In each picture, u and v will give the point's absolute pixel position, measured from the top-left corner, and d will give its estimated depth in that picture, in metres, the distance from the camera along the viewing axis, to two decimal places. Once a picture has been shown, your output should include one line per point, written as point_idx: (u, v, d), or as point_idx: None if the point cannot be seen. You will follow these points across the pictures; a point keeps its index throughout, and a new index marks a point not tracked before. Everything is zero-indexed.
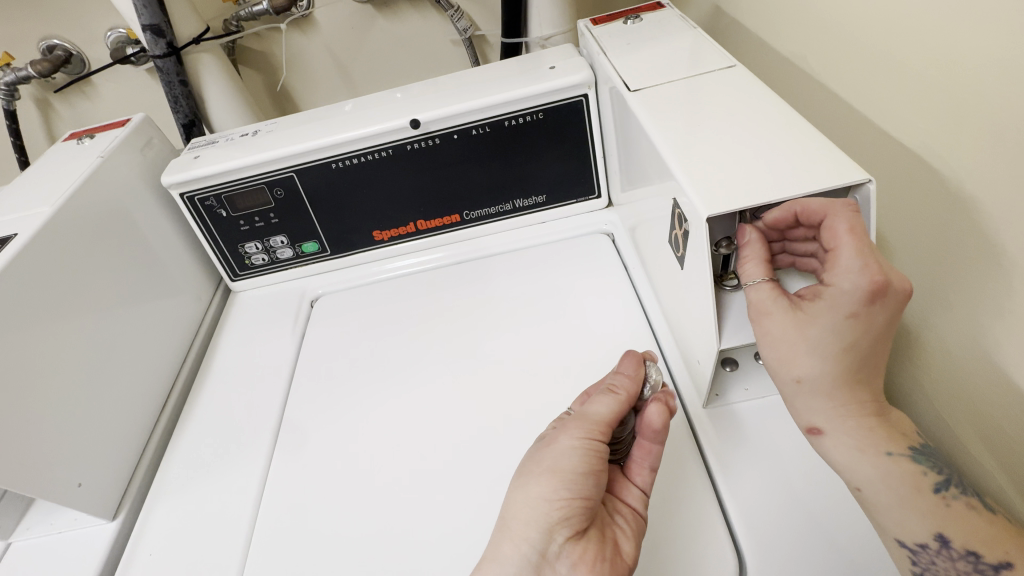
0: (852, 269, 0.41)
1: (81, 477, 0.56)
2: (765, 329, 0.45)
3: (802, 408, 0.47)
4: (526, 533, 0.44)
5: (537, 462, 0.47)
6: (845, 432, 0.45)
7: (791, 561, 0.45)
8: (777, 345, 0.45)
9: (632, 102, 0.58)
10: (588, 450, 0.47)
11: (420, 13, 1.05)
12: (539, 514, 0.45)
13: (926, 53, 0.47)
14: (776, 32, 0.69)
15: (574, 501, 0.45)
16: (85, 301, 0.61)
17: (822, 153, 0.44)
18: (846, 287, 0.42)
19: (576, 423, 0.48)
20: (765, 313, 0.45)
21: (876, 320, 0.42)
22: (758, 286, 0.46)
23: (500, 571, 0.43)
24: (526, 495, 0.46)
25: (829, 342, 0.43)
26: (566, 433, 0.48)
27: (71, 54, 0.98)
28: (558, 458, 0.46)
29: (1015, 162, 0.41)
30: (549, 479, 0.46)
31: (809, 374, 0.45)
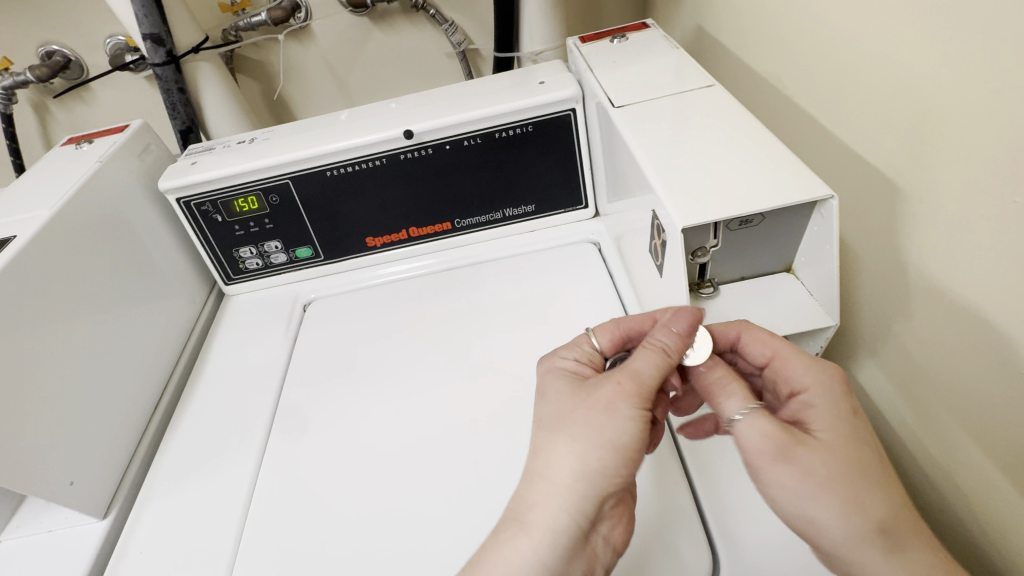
0: (816, 367, 0.46)
1: (74, 476, 0.56)
2: (804, 463, 0.41)
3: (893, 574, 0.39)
4: (582, 504, 0.45)
5: (595, 431, 0.46)
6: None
7: (764, 558, 0.47)
8: (831, 481, 0.40)
9: (616, 117, 0.60)
10: (644, 420, 0.47)
11: (415, 26, 1.08)
12: (598, 487, 0.45)
13: (889, 77, 0.50)
14: (755, 52, 0.72)
15: (627, 474, 0.46)
16: (81, 303, 0.62)
17: (792, 170, 0.47)
18: (827, 383, 0.45)
19: (632, 389, 0.47)
20: (794, 445, 0.42)
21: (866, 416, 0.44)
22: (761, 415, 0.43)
23: (554, 541, 0.44)
24: (584, 466, 0.45)
25: (864, 456, 0.41)
26: (625, 401, 0.47)
27: (70, 59, 1.00)
28: (617, 429, 0.46)
29: (970, 180, 0.44)
30: (610, 453, 0.46)
31: (876, 510, 0.40)
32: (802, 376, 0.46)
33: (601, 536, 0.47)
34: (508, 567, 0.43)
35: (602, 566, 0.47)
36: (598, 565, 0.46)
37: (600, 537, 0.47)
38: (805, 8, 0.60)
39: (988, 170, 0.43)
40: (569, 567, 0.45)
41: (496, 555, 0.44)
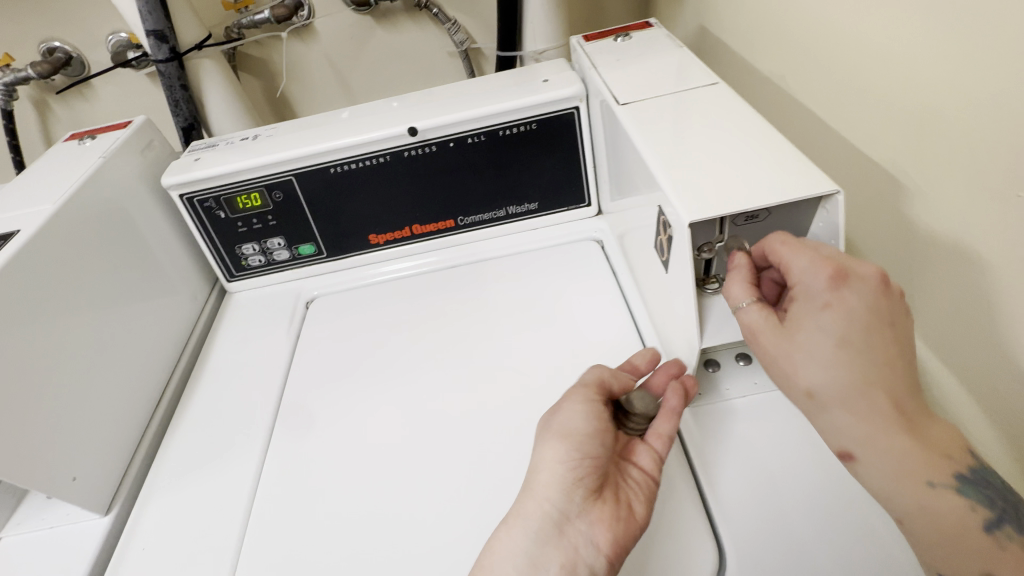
0: (809, 267, 0.44)
1: (76, 471, 0.56)
2: (767, 348, 0.46)
3: (834, 430, 0.45)
4: (548, 493, 0.49)
5: (552, 429, 0.52)
6: (878, 455, 0.43)
7: (769, 552, 0.47)
8: (781, 359, 0.45)
9: (621, 115, 0.61)
10: (597, 418, 0.52)
11: (418, 24, 1.08)
12: (557, 474, 0.49)
13: (893, 75, 0.51)
14: (758, 51, 0.73)
15: (585, 462, 0.50)
16: (84, 298, 0.62)
17: (798, 166, 0.47)
18: (813, 281, 0.44)
19: (579, 390, 0.54)
20: (761, 335, 0.47)
21: (856, 305, 0.42)
22: (748, 306, 0.47)
23: (526, 526, 0.47)
24: (545, 458, 0.50)
25: (824, 346, 0.43)
26: (577, 404, 0.53)
27: (72, 56, 1.00)
28: (572, 424, 0.51)
29: (975, 177, 0.45)
30: (564, 444, 0.50)
31: (820, 385, 0.44)
32: (793, 272, 0.45)
33: (581, 533, 0.48)
34: (488, 556, 0.47)
35: (587, 566, 0.47)
36: (581, 563, 0.46)
37: (579, 535, 0.48)
38: (809, 7, 0.60)
39: (993, 167, 0.43)
40: (546, 559, 0.47)
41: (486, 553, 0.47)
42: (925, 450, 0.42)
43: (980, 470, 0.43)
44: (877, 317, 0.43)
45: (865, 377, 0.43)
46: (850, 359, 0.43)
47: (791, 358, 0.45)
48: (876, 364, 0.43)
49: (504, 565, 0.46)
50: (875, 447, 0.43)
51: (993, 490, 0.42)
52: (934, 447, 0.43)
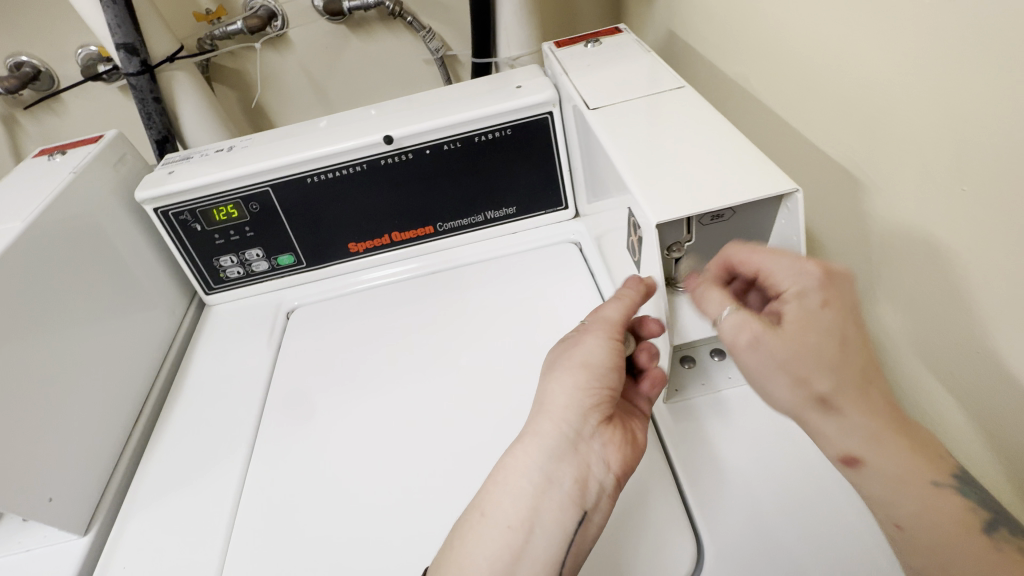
0: (799, 268, 0.46)
1: (52, 492, 0.55)
2: (767, 347, 0.45)
3: (836, 436, 0.46)
4: (565, 416, 0.52)
5: (568, 358, 0.54)
6: (882, 457, 0.45)
7: (742, 539, 0.48)
8: (783, 367, 0.45)
9: (592, 119, 0.62)
10: (613, 349, 0.54)
11: (393, 33, 1.09)
12: (575, 399, 0.52)
13: (850, 79, 0.53)
14: (723, 54, 0.75)
15: (603, 391, 0.53)
16: (57, 316, 0.61)
17: (761, 165, 0.49)
18: (806, 282, 0.46)
19: (599, 327, 0.55)
20: (759, 337, 0.45)
21: (845, 302, 0.45)
22: (734, 314, 0.47)
23: (542, 441, 0.51)
24: (561, 384, 0.53)
25: (830, 348, 0.44)
26: (592, 334, 0.55)
27: (40, 70, 0.98)
28: (587, 353, 0.54)
29: (923, 171, 0.47)
30: (582, 373, 0.53)
31: (826, 388, 0.45)
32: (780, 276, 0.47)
33: (594, 452, 0.51)
34: (506, 469, 0.51)
35: (597, 482, 0.50)
36: (591, 480, 0.50)
37: (591, 453, 0.51)
38: (770, 10, 0.62)
39: (941, 163, 0.46)
40: (560, 473, 0.50)
41: (502, 464, 0.52)
42: (911, 446, 0.45)
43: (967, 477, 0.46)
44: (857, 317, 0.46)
45: (858, 373, 0.45)
46: (847, 359, 0.45)
47: (800, 361, 0.45)
48: (856, 361, 0.45)
49: (519, 479, 0.50)
50: (834, 435, 0.46)
51: (985, 494, 0.45)
52: (921, 447, 0.46)
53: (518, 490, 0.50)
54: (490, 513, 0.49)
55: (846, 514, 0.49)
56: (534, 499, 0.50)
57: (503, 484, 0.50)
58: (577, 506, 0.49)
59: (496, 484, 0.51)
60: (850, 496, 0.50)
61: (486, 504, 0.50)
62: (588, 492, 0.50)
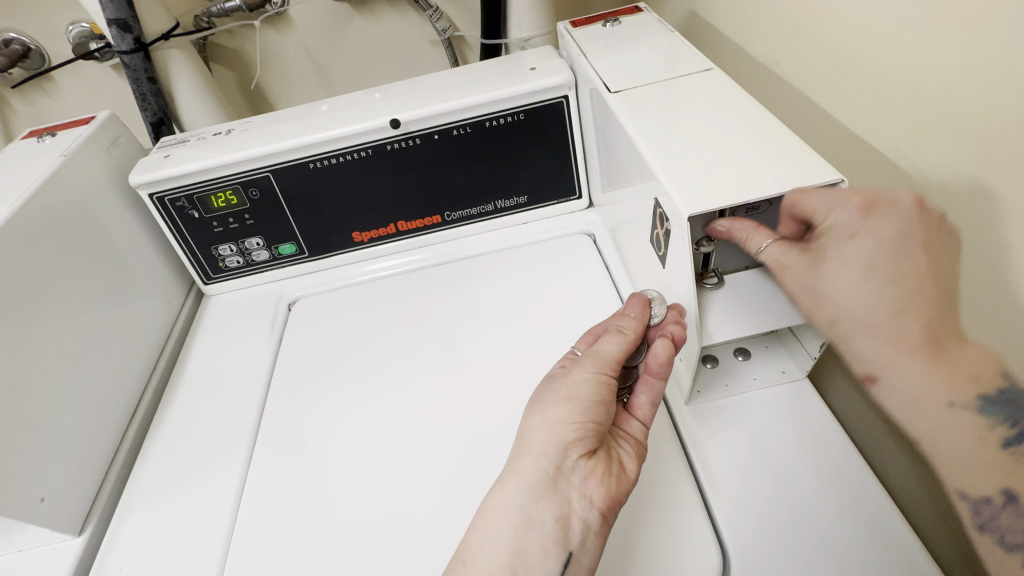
0: (836, 199, 0.42)
1: (44, 492, 0.53)
2: (790, 275, 0.46)
3: (857, 353, 0.45)
4: (545, 450, 0.47)
5: (553, 391, 0.51)
6: (902, 380, 0.42)
7: (769, 549, 0.46)
8: (810, 293, 0.46)
9: (612, 103, 0.58)
10: (601, 382, 0.50)
11: (398, 12, 1.04)
12: (556, 433, 0.48)
13: (896, 61, 0.49)
14: (750, 36, 0.71)
15: (587, 423, 0.48)
16: (47, 306, 0.58)
17: (799, 154, 0.46)
18: (843, 213, 0.42)
19: (590, 360, 0.52)
20: (782, 269, 0.46)
21: (886, 231, 0.42)
22: (769, 247, 0.46)
23: (520, 479, 0.47)
24: (544, 419, 0.49)
25: (851, 277, 0.43)
26: (581, 367, 0.51)
27: (30, 48, 0.94)
28: (572, 386, 0.50)
29: (978, 162, 0.44)
30: (566, 406, 0.49)
31: (843, 311, 0.44)
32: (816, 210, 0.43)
33: (575, 487, 0.47)
34: (485, 512, 0.46)
35: (580, 520, 0.46)
36: (573, 518, 0.46)
37: (573, 489, 0.47)
38: None
39: (1000, 153, 0.43)
40: (540, 512, 0.45)
41: (481, 506, 0.47)
42: (951, 370, 0.41)
43: (1010, 391, 0.39)
44: (908, 244, 0.42)
45: (896, 304, 0.42)
46: (876, 289, 0.42)
47: (816, 289, 0.45)
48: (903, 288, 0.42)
49: (499, 521, 0.45)
50: (857, 352, 0.45)
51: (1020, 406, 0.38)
52: (958, 371, 0.41)
53: (497, 534, 0.45)
54: (471, 561, 0.44)
55: (879, 524, 0.47)
56: (514, 544, 0.45)
57: (482, 528, 0.46)
58: (561, 548, 0.44)
59: (475, 528, 0.46)
60: (882, 504, 0.48)
61: (467, 552, 0.45)
62: (572, 532, 0.45)
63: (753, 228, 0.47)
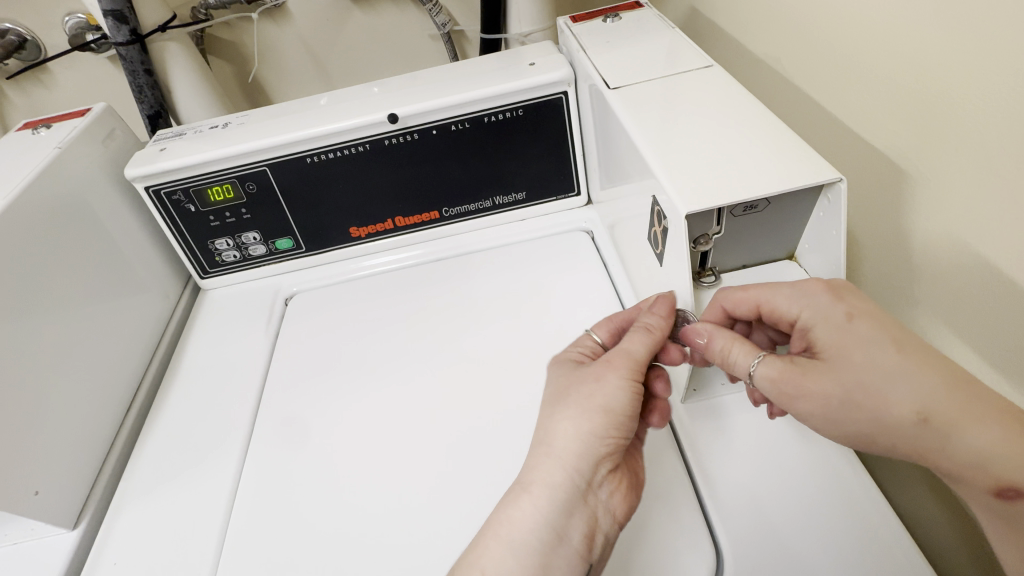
0: (802, 293, 0.46)
1: (39, 485, 0.53)
2: (822, 387, 0.43)
3: (960, 445, 0.40)
4: (578, 464, 0.48)
5: (585, 396, 0.50)
6: (998, 455, 0.39)
7: (764, 548, 0.46)
8: (852, 400, 0.42)
9: (611, 99, 0.58)
10: (633, 392, 0.50)
11: (397, 6, 1.04)
12: (590, 446, 0.48)
13: (896, 60, 0.49)
14: (750, 33, 0.71)
15: (618, 437, 0.49)
16: (42, 300, 0.58)
17: (798, 153, 0.45)
18: (817, 303, 0.45)
19: (623, 362, 0.50)
20: (804, 378, 0.44)
21: (866, 306, 0.44)
22: (763, 364, 0.45)
23: (551, 492, 0.47)
24: (576, 428, 0.49)
25: (883, 356, 0.42)
26: (613, 372, 0.50)
27: (25, 38, 0.93)
28: (607, 395, 0.49)
29: (980, 161, 0.44)
30: (602, 419, 0.49)
31: (913, 403, 0.41)
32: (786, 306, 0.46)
33: (601, 502, 0.48)
34: (510, 523, 0.46)
35: (604, 534, 0.47)
36: (599, 533, 0.47)
37: (600, 504, 0.48)
38: None
39: (1000, 153, 0.42)
40: (569, 527, 0.47)
41: (504, 514, 0.46)
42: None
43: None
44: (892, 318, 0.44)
45: (940, 375, 0.41)
46: (918, 367, 0.41)
47: (864, 384, 0.42)
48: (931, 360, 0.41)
49: (526, 533, 0.46)
50: (961, 446, 0.40)
51: None
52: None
53: (524, 547, 0.45)
54: (495, 572, 0.44)
55: (875, 524, 0.47)
56: (540, 555, 0.45)
57: (506, 538, 0.45)
58: (585, 560, 0.46)
59: (496, 536, 0.45)
60: (877, 504, 0.48)
61: (486, 560, 0.44)
62: (595, 544, 0.47)
63: (733, 340, 0.46)
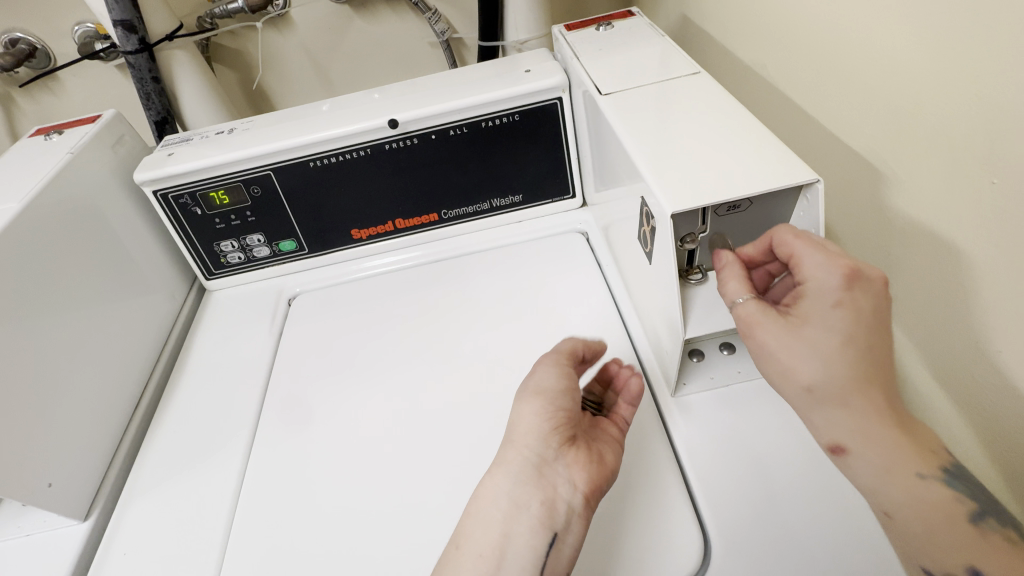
0: (828, 265, 0.44)
1: (52, 477, 0.55)
2: (766, 330, 0.46)
3: (821, 424, 0.46)
4: (525, 441, 0.50)
5: (523, 388, 0.55)
6: (873, 451, 0.44)
7: (752, 537, 0.48)
8: (777, 353, 0.46)
9: (604, 106, 0.60)
10: (564, 372, 0.55)
11: (397, 14, 1.07)
12: (535, 424, 0.51)
13: (874, 67, 0.51)
14: (739, 40, 0.73)
15: (559, 414, 0.52)
16: (53, 300, 0.60)
17: (780, 155, 0.47)
18: (830, 279, 0.44)
19: (549, 355, 0.57)
20: (755, 324, 0.47)
21: (864, 304, 0.44)
22: (743, 302, 0.47)
23: (504, 470, 0.49)
24: (518, 412, 0.53)
25: (827, 337, 0.44)
26: (545, 363, 0.56)
27: (36, 47, 0.96)
28: (541, 380, 0.54)
29: (951, 162, 0.46)
30: (537, 398, 0.52)
31: (814, 378, 0.45)
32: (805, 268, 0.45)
33: (559, 474, 0.49)
34: (477, 499, 0.49)
35: (565, 504, 0.48)
36: (560, 504, 0.48)
37: (558, 476, 0.49)
38: None
39: (970, 157, 0.44)
40: (526, 497, 0.48)
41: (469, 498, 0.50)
42: (917, 448, 0.44)
43: (959, 467, 0.44)
44: (880, 319, 0.44)
45: (862, 374, 0.44)
46: (847, 361, 0.44)
47: (787, 347, 0.45)
48: (870, 359, 0.44)
49: (488, 507, 0.48)
50: (821, 421, 0.46)
51: (974, 485, 0.43)
52: (922, 445, 0.44)
53: (487, 519, 0.48)
54: (464, 545, 0.47)
55: (855, 512, 0.48)
56: (502, 526, 0.47)
57: (472, 513, 0.48)
58: (547, 528, 0.47)
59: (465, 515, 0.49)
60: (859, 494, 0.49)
61: (459, 538, 0.48)
62: (557, 514, 0.47)
63: (734, 273, 0.48)
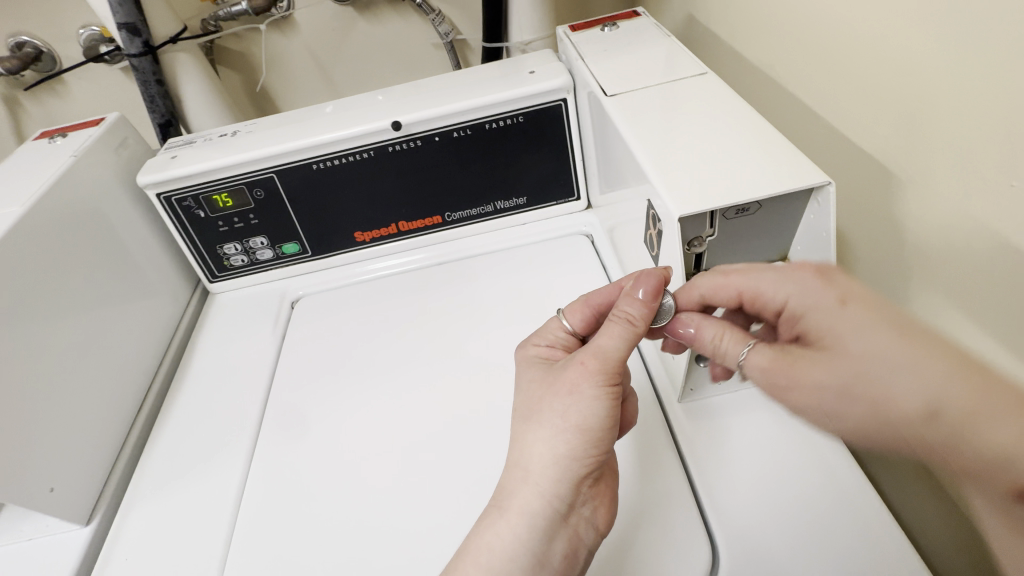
0: (785, 277, 0.46)
1: (53, 482, 0.54)
2: (802, 373, 0.42)
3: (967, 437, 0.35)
4: (556, 489, 0.46)
5: (562, 417, 0.47)
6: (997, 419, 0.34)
7: (761, 548, 0.47)
8: (840, 397, 0.40)
9: (609, 107, 0.60)
10: (612, 401, 0.47)
11: (401, 15, 1.06)
12: (568, 470, 0.46)
13: (885, 66, 0.50)
14: (746, 40, 0.72)
15: (596, 454, 0.47)
16: (56, 304, 0.60)
17: (788, 157, 0.47)
18: (803, 290, 0.44)
19: (597, 368, 0.48)
20: (789, 366, 0.43)
21: (853, 288, 0.43)
22: (755, 354, 0.45)
23: (529, 519, 0.46)
24: (554, 452, 0.47)
25: (861, 345, 0.40)
26: (590, 382, 0.47)
27: (42, 50, 0.96)
28: (583, 413, 0.47)
29: (967, 164, 0.45)
30: (577, 438, 0.47)
31: (899, 400, 0.37)
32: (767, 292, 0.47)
33: (584, 519, 0.47)
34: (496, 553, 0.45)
35: (587, 549, 0.47)
36: (582, 549, 0.47)
37: (583, 521, 0.47)
38: None
39: (985, 159, 0.43)
40: (550, 551, 0.46)
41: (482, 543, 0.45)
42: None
43: None
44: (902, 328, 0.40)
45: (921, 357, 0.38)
46: (891, 340, 0.39)
47: (848, 382, 0.40)
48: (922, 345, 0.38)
49: (510, 563, 0.45)
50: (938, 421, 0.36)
51: None
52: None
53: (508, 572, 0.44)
54: None
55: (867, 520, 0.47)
56: None
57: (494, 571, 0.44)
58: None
59: (477, 565, 0.44)
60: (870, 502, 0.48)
61: None
62: (580, 560, 0.47)
63: (721, 331, 0.48)
